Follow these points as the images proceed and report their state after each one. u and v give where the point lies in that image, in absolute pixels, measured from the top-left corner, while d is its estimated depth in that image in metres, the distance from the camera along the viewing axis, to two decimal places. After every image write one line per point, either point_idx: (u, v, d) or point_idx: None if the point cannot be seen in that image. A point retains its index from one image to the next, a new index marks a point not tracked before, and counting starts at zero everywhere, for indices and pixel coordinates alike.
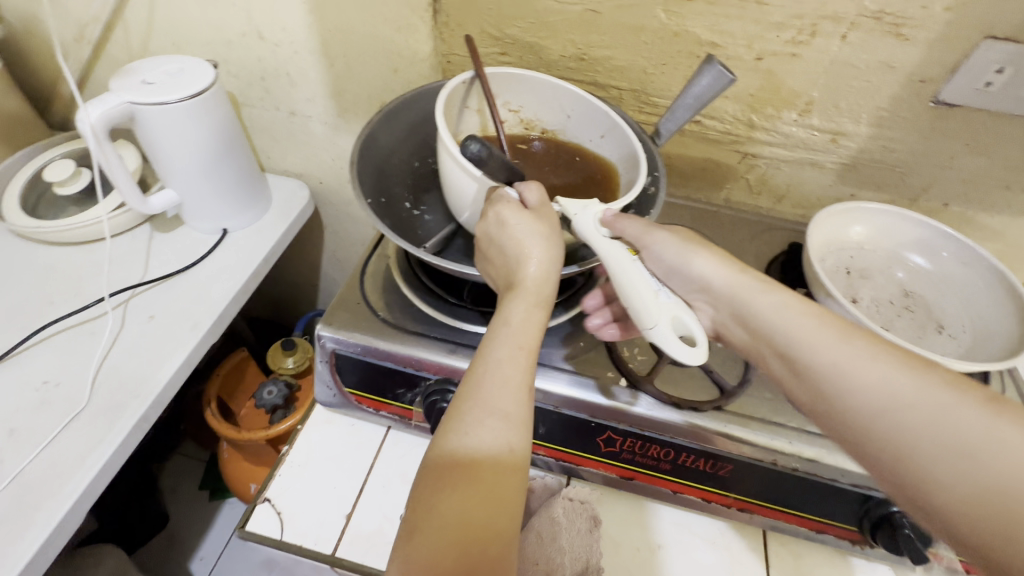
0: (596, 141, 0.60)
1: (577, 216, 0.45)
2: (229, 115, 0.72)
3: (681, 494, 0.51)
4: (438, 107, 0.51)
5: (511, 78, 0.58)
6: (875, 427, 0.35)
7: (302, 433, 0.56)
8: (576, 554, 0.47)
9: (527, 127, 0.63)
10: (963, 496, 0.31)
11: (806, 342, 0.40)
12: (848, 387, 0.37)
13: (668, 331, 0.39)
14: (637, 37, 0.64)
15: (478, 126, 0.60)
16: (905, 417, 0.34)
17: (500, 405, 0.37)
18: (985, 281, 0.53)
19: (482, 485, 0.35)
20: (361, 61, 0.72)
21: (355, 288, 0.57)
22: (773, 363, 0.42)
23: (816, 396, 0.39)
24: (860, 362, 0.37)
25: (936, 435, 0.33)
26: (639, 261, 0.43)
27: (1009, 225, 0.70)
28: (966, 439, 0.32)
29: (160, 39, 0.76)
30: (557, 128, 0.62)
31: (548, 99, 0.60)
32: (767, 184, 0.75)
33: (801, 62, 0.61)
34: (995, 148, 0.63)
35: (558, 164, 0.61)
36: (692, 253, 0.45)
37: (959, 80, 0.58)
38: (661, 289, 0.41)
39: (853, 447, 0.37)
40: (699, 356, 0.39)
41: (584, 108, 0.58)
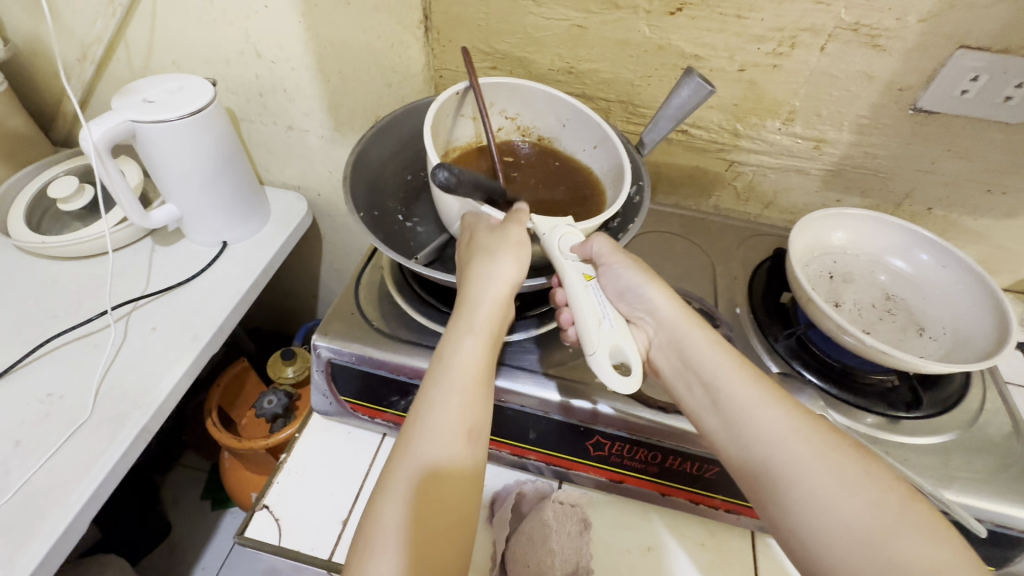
0: (589, 151, 0.61)
1: (545, 234, 0.47)
2: (227, 131, 0.74)
3: (670, 496, 0.52)
4: (428, 123, 0.52)
5: (505, 86, 0.60)
6: (768, 461, 0.41)
7: (299, 441, 0.57)
8: (566, 556, 0.48)
9: (522, 133, 0.64)
10: (836, 526, 0.37)
11: (730, 385, 0.44)
12: (751, 424, 0.42)
13: (605, 360, 0.41)
14: (623, 50, 0.66)
15: (472, 135, 0.61)
16: (798, 456, 0.40)
17: (448, 416, 0.42)
18: (965, 284, 0.55)
19: (435, 489, 0.39)
20: (356, 77, 0.74)
21: (349, 298, 0.58)
22: (694, 392, 0.46)
23: (725, 431, 0.43)
24: (767, 413, 0.42)
25: (827, 482, 0.38)
26: (594, 285, 0.45)
27: (993, 227, 0.72)
28: (844, 486, 0.38)
29: (161, 58, 0.78)
30: (551, 135, 0.63)
31: (542, 106, 0.61)
32: (754, 191, 0.76)
33: (782, 72, 0.63)
34: (974, 152, 0.64)
35: (547, 170, 0.62)
36: (650, 285, 0.48)
37: (936, 89, 0.59)
38: (607, 317, 0.43)
39: (752, 486, 0.41)
40: (631, 384, 0.41)
41: (577, 117, 0.59)
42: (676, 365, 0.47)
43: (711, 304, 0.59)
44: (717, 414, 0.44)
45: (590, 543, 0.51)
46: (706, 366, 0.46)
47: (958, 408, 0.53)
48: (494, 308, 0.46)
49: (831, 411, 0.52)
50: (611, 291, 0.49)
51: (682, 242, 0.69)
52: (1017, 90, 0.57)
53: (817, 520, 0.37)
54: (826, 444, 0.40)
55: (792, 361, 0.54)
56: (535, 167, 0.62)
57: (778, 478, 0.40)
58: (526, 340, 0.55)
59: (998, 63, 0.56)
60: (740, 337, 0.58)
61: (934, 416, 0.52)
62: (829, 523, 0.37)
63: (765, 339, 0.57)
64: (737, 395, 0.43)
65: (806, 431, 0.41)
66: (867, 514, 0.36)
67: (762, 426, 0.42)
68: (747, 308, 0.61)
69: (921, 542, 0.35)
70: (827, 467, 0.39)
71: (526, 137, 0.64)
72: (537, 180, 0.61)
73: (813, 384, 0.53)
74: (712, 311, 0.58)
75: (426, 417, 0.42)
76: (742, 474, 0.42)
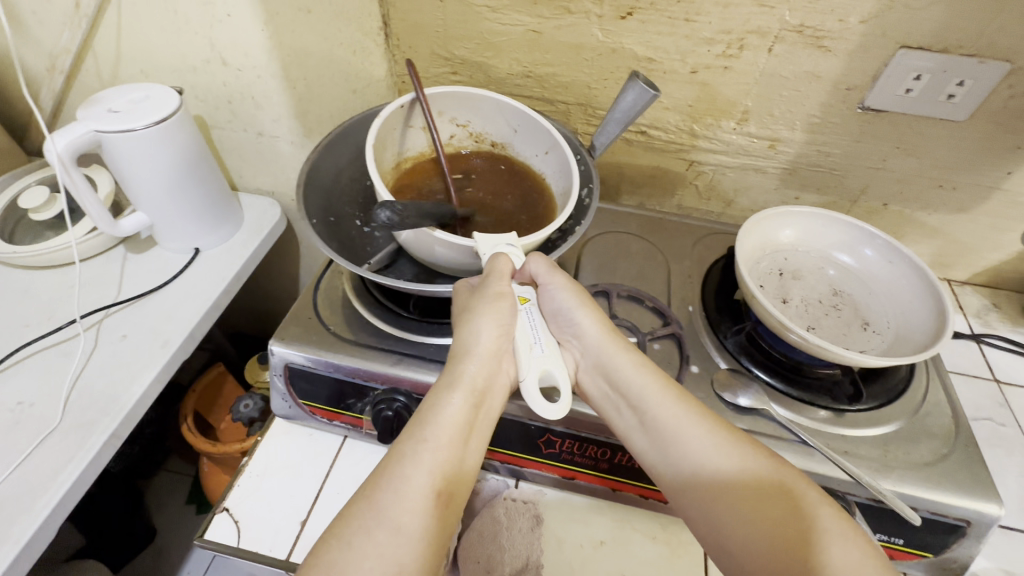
0: (541, 156, 0.63)
1: (484, 254, 0.49)
2: (194, 139, 0.75)
3: (620, 491, 0.53)
4: (371, 140, 0.55)
5: (454, 95, 0.62)
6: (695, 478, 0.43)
7: (261, 445, 0.58)
8: (516, 552, 0.51)
9: (475, 140, 0.66)
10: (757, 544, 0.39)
11: (657, 405, 0.46)
12: (679, 444, 0.44)
13: (534, 385, 0.43)
14: (578, 54, 0.67)
15: (423, 145, 0.64)
16: (722, 475, 0.42)
17: (446, 427, 0.43)
18: (907, 278, 0.56)
19: (425, 490, 0.41)
20: (320, 84, 0.75)
21: (309, 303, 0.59)
22: (622, 413, 0.47)
23: (655, 451, 0.45)
24: (694, 432, 0.44)
25: (748, 497, 0.41)
26: (528, 309, 0.47)
27: (946, 222, 0.73)
28: (765, 497, 0.40)
29: (128, 67, 0.78)
30: (503, 141, 0.65)
31: (492, 115, 0.63)
32: (715, 190, 0.78)
33: (733, 73, 0.64)
34: (923, 149, 0.66)
35: (496, 175, 0.65)
36: (579, 309, 0.50)
37: (881, 88, 0.61)
38: (539, 342, 0.45)
39: (682, 503, 0.44)
40: (559, 410, 0.42)
41: (527, 123, 0.61)
42: (603, 389, 0.48)
43: (664, 303, 0.61)
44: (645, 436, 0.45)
45: (544, 539, 0.52)
46: (632, 389, 0.47)
47: (903, 397, 0.54)
48: (501, 342, 0.46)
49: (776, 405, 0.52)
50: (546, 310, 0.52)
51: (641, 242, 0.70)
52: (958, 88, 0.59)
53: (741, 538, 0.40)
54: (747, 460, 0.42)
55: (741, 357, 0.56)
56: (486, 172, 0.65)
57: (705, 497, 0.43)
58: None
59: (938, 63, 0.57)
60: (691, 335, 0.59)
61: (879, 407, 0.53)
62: (752, 541, 0.39)
63: (716, 337, 0.58)
64: (662, 416, 0.45)
65: (730, 449, 0.43)
66: (787, 522, 0.39)
67: (687, 447, 0.44)
68: (699, 307, 0.62)
69: (837, 547, 0.38)
70: (750, 485, 0.41)
71: (479, 144, 0.66)
72: (486, 185, 0.64)
73: (760, 380, 0.54)
74: (664, 310, 0.60)
75: (423, 424, 0.43)
76: (673, 491, 0.45)
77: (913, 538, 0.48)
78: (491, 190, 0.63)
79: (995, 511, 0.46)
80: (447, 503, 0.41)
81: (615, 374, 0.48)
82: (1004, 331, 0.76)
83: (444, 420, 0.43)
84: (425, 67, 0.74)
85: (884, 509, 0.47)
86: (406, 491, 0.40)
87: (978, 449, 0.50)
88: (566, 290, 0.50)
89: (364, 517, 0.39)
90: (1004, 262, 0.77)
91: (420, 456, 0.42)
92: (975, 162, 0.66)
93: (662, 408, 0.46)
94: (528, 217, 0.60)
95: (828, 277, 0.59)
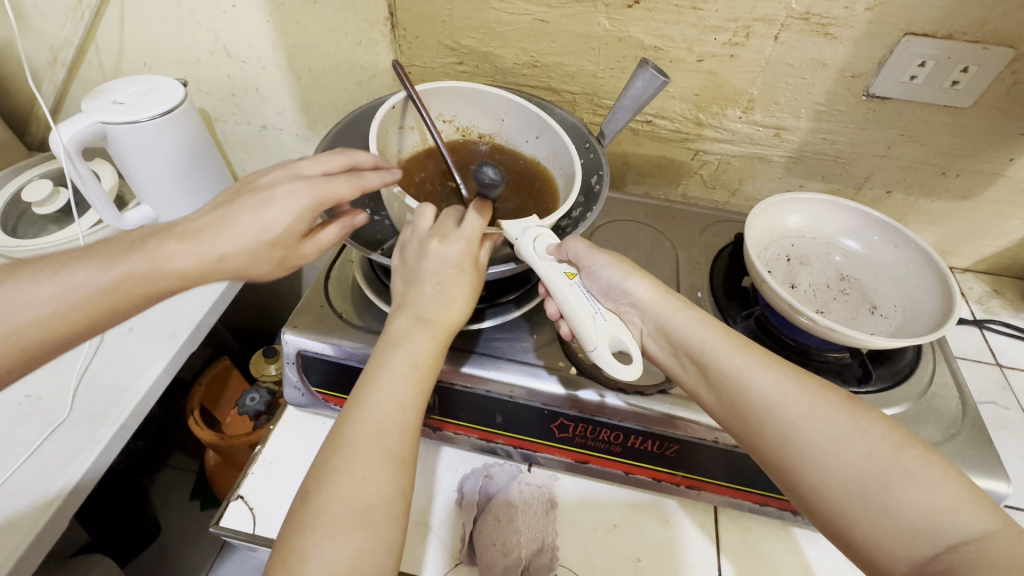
0: (531, 141, 0.65)
1: (517, 240, 0.48)
2: (200, 128, 0.74)
3: (634, 475, 0.54)
4: (373, 141, 0.55)
5: (440, 92, 0.62)
6: (766, 425, 0.41)
7: (274, 433, 0.58)
8: (532, 534, 0.51)
9: (463, 134, 0.67)
10: (840, 481, 0.38)
11: (716, 351, 0.45)
12: (743, 391, 0.43)
13: (605, 350, 0.44)
14: (585, 43, 0.67)
15: (419, 142, 0.65)
16: (789, 418, 0.41)
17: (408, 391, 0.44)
18: (915, 263, 0.57)
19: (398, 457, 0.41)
20: (326, 75, 0.75)
21: (319, 292, 0.59)
22: (687, 368, 0.47)
23: (721, 404, 0.45)
24: (755, 374, 0.43)
25: (823, 443, 0.39)
26: (578, 282, 0.47)
27: (950, 209, 0.74)
28: (842, 439, 0.39)
29: (132, 60, 0.77)
30: (491, 132, 0.66)
31: (478, 107, 0.64)
32: (720, 178, 0.78)
33: (739, 62, 0.64)
34: (926, 136, 0.67)
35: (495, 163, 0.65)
36: (627, 278, 0.49)
37: (886, 75, 0.61)
38: (599, 312, 0.46)
39: (757, 451, 0.42)
40: (632, 372, 0.43)
41: (515, 111, 0.63)
42: (668, 348, 0.48)
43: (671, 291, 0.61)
44: (710, 390, 0.45)
45: (559, 524, 0.53)
46: (693, 342, 0.46)
47: (910, 379, 0.55)
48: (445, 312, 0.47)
49: None
50: (597, 287, 0.51)
51: (649, 230, 0.71)
52: (962, 75, 0.59)
53: (819, 476, 0.38)
54: (809, 402, 0.41)
55: None
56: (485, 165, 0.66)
57: (773, 442, 0.41)
58: (504, 326, 0.57)
59: (942, 50, 0.58)
60: None
61: (887, 389, 0.54)
62: (839, 477, 0.38)
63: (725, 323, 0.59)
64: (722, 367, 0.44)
65: (793, 390, 0.42)
66: (870, 457, 0.37)
67: (749, 392, 0.43)
68: (707, 293, 0.63)
69: (915, 484, 0.36)
70: (819, 428, 0.39)
71: (467, 137, 0.67)
72: None
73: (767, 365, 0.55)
74: None
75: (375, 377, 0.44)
76: (741, 437, 0.44)
77: None
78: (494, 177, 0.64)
79: (1003, 489, 0.47)
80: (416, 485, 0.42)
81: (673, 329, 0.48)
82: (1007, 317, 0.77)
83: (413, 372, 0.44)
84: (431, 57, 0.74)
85: None
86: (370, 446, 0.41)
87: (985, 429, 0.51)
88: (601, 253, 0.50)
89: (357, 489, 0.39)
90: (1006, 248, 0.78)
91: (391, 419, 0.42)
92: (977, 149, 0.66)
93: (720, 352, 0.45)
94: (530, 201, 0.61)
95: (832, 259, 0.60)
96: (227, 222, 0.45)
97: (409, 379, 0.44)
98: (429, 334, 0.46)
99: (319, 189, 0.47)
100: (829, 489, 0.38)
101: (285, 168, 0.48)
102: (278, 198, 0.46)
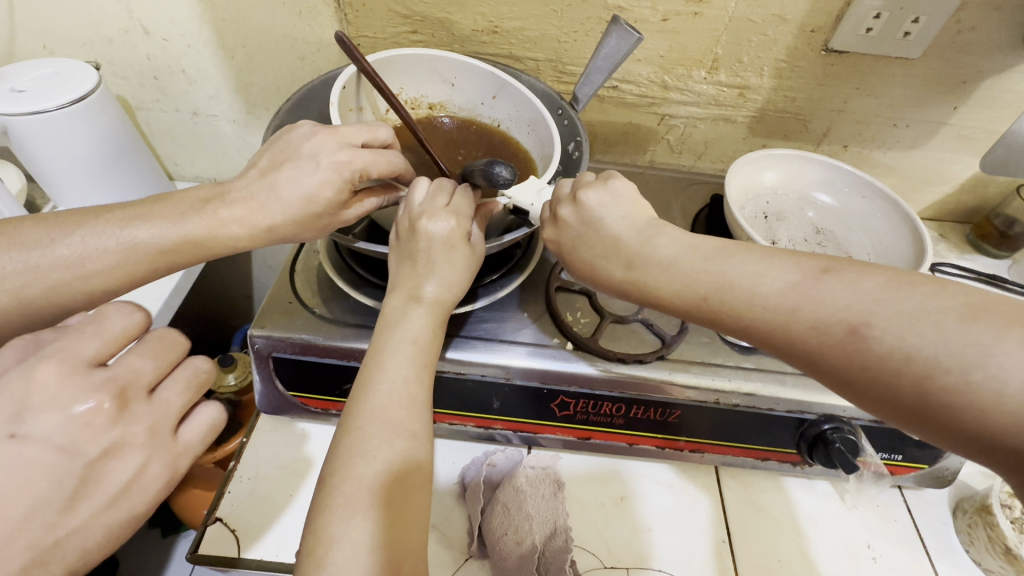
0: (487, 103, 0.62)
1: (533, 205, 0.46)
2: (122, 116, 0.66)
3: (638, 445, 0.53)
4: (337, 119, 0.50)
5: (384, 62, 0.57)
6: (858, 353, 0.31)
7: (248, 447, 0.54)
8: (543, 518, 0.48)
9: (412, 106, 0.62)
10: (956, 416, 0.28)
11: (786, 284, 0.34)
12: (815, 315, 0.33)
13: None
14: (546, 6, 0.64)
15: (375, 117, 0.59)
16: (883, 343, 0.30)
17: (409, 385, 0.41)
18: (882, 211, 0.59)
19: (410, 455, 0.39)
20: (264, 51, 0.68)
21: (285, 287, 0.54)
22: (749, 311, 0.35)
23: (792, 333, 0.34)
24: (829, 298, 0.33)
25: (934, 371, 0.28)
26: None
27: (901, 159, 0.77)
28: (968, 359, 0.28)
29: (28, 42, 0.67)
30: (441, 101, 0.62)
31: (425, 74, 0.60)
32: (687, 143, 0.78)
33: (703, 20, 0.63)
34: (880, 88, 0.69)
35: (455, 134, 0.62)
36: (638, 218, 0.41)
37: (844, 31, 0.62)
38: None
39: (844, 381, 0.32)
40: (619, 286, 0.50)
41: (467, 73, 0.59)
42: (694, 260, 0.38)
43: None
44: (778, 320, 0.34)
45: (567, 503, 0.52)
46: (737, 281, 0.36)
47: None
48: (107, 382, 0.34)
49: None
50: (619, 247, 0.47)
51: None
52: (914, 25, 0.61)
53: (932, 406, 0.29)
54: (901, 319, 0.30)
55: None
56: (445, 136, 0.62)
57: (858, 367, 0.31)
58: (491, 309, 0.54)
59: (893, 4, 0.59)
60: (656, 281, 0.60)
61: None
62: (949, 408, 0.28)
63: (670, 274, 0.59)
64: (790, 297, 0.34)
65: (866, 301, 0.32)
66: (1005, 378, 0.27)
67: (826, 311, 0.32)
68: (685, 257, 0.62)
69: None
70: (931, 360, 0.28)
71: (416, 110, 0.63)
72: (449, 146, 0.60)
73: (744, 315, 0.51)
74: None
75: (365, 385, 0.41)
76: (823, 367, 0.33)
77: (909, 453, 0.51)
78: (458, 149, 0.60)
79: None
80: (417, 487, 0.39)
81: (714, 267, 0.37)
82: (954, 258, 0.81)
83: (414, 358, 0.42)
84: (381, 27, 0.68)
85: (886, 429, 0.49)
86: (374, 447, 0.38)
87: None
88: (600, 192, 0.42)
89: (356, 491, 0.36)
90: (948, 194, 0.82)
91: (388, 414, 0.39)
92: (925, 100, 0.69)
93: (785, 281, 0.35)
94: None
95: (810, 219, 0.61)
96: (254, 190, 0.45)
97: (389, 375, 0.41)
98: (433, 313, 0.44)
99: (366, 160, 0.45)
100: (935, 420, 0.29)
101: (331, 132, 0.45)
102: (320, 169, 0.44)
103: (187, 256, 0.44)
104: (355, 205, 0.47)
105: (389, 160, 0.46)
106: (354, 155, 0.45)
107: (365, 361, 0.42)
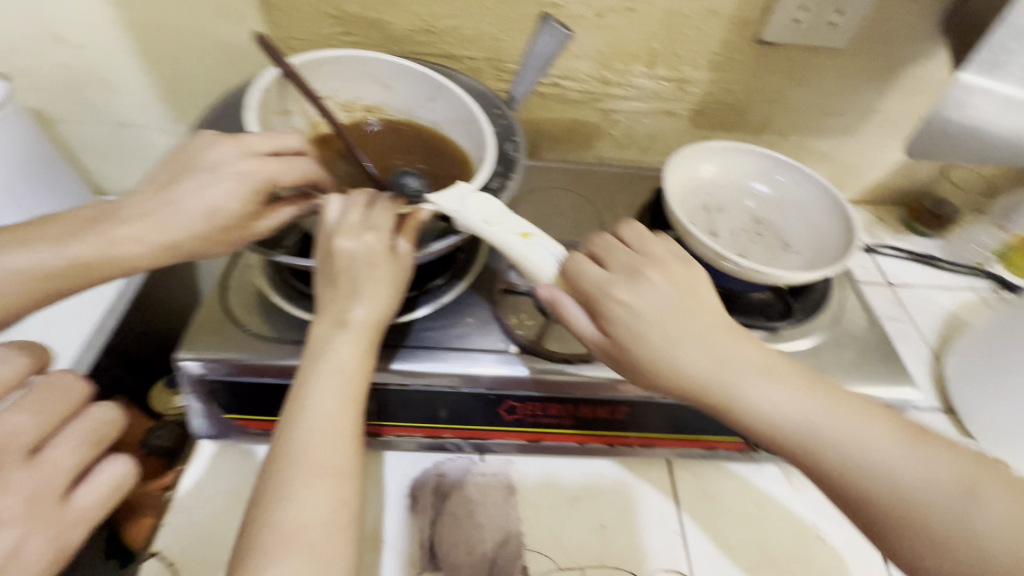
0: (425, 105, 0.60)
1: (455, 211, 0.44)
2: (29, 130, 0.61)
3: (587, 444, 0.53)
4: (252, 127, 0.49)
5: (311, 63, 0.55)
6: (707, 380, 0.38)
7: (187, 476, 0.52)
8: (494, 526, 0.49)
9: (343, 109, 0.60)
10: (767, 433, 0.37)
11: (662, 319, 0.39)
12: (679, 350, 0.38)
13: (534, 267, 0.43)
14: (478, 3, 0.62)
15: (304, 123, 0.57)
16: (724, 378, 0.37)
17: (333, 419, 0.40)
18: (806, 207, 0.61)
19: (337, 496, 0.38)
20: (184, 56, 0.64)
21: (217, 305, 0.52)
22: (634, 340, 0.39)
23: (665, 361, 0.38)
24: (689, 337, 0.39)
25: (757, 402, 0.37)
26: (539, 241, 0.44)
27: (837, 146, 0.79)
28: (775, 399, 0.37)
29: None
30: (377, 103, 0.60)
31: (358, 77, 0.58)
32: (632, 138, 0.77)
33: (637, 15, 0.63)
34: (811, 78, 0.70)
35: (391, 138, 0.60)
36: None
37: (771, 32, 0.63)
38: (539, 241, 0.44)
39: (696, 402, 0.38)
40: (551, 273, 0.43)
41: (401, 75, 0.58)
42: None
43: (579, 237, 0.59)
44: (654, 348, 0.39)
45: (520, 514, 0.51)
46: (627, 312, 0.39)
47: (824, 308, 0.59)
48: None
49: None
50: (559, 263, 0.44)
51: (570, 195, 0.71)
52: (838, 16, 0.63)
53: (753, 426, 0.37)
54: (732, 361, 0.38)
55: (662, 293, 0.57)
56: (380, 140, 0.60)
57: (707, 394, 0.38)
58: (436, 316, 0.53)
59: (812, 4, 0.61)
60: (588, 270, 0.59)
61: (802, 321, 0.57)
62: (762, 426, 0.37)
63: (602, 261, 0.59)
64: (663, 329, 0.39)
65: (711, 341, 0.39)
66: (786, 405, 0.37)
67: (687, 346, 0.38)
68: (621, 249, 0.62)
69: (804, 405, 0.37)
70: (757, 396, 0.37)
71: (349, 113, 0.60)
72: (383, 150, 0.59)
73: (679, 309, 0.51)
74: None
75: (291, 421, 0.40)
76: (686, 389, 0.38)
77: None
78: (394, 152, 0.58)
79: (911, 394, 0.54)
80: None
81: (610, 296, 0.40)
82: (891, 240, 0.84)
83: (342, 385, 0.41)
84: (308, 27, 0.63)
85: None
86: (305, 487, 0.38)
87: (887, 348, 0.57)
88: None
89: (285, 535, 0.36)
90: (884, 177, 0.84)
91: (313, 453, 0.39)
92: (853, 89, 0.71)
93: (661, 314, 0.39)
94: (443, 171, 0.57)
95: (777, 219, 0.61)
96: (166, 207, 0.43)
97: (313, 410, 0.40)
98: (363, 328, 0.42)
99: (277, 168, 0.44)
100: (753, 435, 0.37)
101: (235, 142, 0.44)
102: (225, 180, 0.42)
103: (99, 275, 0.43)
104: (271, 215, 0.45)
105: (300, 168, 0.45)
106: (261, 164, 0.44)
107: (290, 393, 0.41)
